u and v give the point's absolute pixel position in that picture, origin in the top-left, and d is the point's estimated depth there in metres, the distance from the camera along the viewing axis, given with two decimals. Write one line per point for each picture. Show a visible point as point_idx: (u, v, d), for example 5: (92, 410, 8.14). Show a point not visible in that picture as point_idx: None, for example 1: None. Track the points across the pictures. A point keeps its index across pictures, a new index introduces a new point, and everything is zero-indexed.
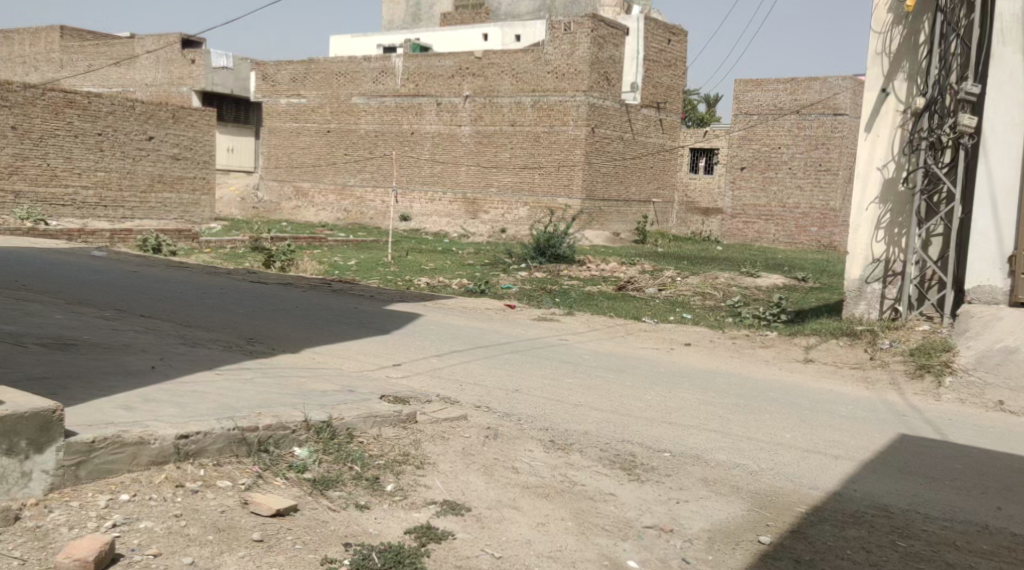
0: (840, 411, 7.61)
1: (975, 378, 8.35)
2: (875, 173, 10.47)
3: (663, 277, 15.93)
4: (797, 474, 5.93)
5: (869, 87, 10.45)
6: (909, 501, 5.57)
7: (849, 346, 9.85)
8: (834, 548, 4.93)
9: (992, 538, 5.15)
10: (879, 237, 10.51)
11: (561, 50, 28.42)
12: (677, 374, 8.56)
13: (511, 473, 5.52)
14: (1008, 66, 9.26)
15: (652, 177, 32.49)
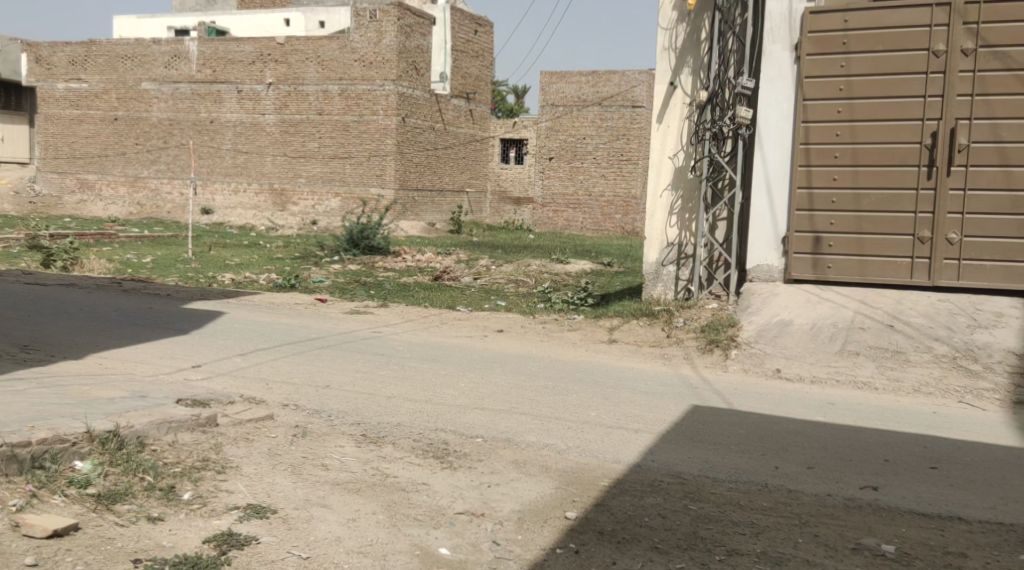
0: (640, 387, 8.01)
1: (758, 349, 8.97)
2: (666, 162, 11.03)
3: (477, 266, 16.14)
4: (600, 450, 6.21)
5: (659, 81, 11.02)
6: (700, 467, 5.95)
7: (648, 325, 10.34)
8: (634, 517, 5.21)
9: (772, 495, 5.59)
10: (672, 222, 11.08)
11: (367, 38, 28.17)
12: (490, 360, 8.73)
13: (320, 471, 5.51)
14: (778, 64, 10.09)
15: (464, 167, 32.75)
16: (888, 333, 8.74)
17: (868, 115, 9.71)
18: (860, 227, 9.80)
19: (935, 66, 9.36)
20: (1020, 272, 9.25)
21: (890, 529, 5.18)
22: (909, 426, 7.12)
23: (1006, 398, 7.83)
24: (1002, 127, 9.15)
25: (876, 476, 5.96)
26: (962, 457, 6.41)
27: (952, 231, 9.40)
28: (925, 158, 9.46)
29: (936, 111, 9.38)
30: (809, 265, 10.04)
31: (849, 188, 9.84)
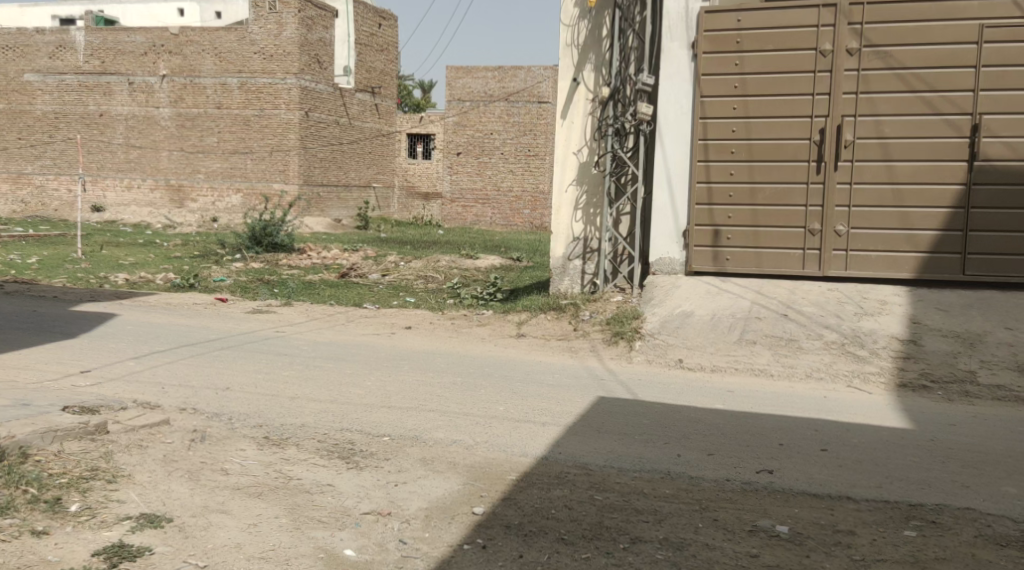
0: (548, 379, 8.08)
1: (661, 340, 9.12)
2: (571, 158, 11.10)
3: (385, 263, 15.99)
4: (507, 444, 6.23)
5: (562, 77, 11.06)
6: (606, 458, 6.03)
7: (555, 319, 10.42)
8: (541, 510, 5.24)
9: (674, 482, 5.69)
10: (577, 217, 11.17)
11: (267, 30, 27.68)
12: (397, 358, 8.67)
13: (219, 476, 5.39)
14: (676, 61, 10.26)
15: (371, 162, 32.38)
16: (783, 322, 9.00)
17: (761, 111, 9.96)
18: (755, 220, 10.08)
19: (823, 65, 9.72)
20: (902, 262, 9.71)
21: (783, 510, 5.34)
22: (803, 410, 7.35)
23: (891, 380, 8.16)
24: (884, 124, 9.61)
25: (771, 460, 6.13)
26: (851, 439, 6.65)
27: (839, 223, 9.80)
28: (814, 153, 9.82)
29: (824, 108, 9.75)
30: (709, 258, 10.26)
31: (745, 182, 10.09)
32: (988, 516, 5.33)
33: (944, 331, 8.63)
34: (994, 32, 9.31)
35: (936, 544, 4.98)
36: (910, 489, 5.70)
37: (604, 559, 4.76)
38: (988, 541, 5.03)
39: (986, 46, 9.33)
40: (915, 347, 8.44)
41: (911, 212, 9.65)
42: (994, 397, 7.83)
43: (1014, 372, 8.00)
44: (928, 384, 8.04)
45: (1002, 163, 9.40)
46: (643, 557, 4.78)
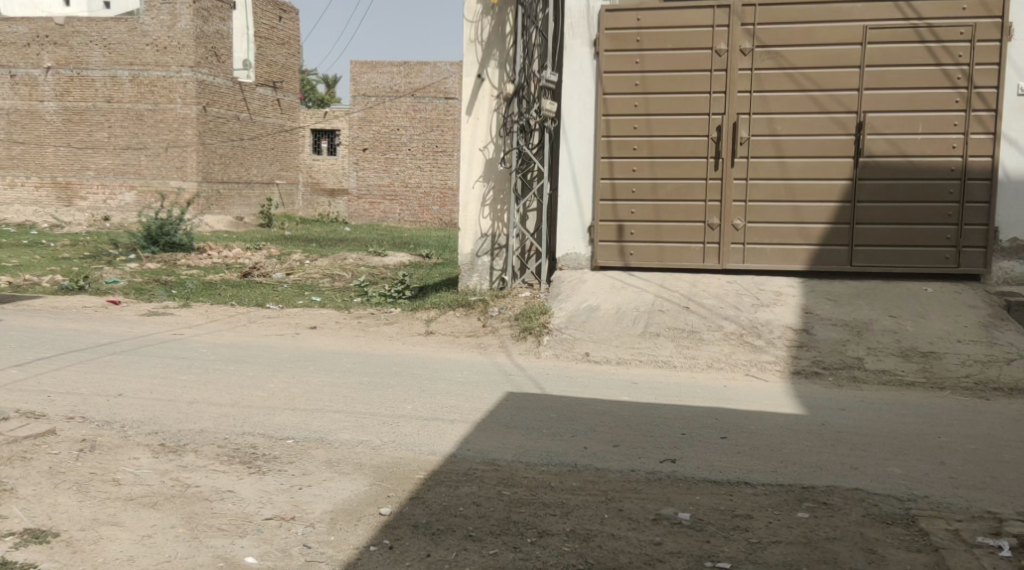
0: (457, 377, 8.04)
1: (568, 334, 9.16)
2: (478, 154, 10.99)
3: (289, 262, 15.66)
4: (414, 443, 6.17)
5: (467, 73, 10.93)
6: (514, 453, 6.03)
7: (463, 316, 10.38)
8: (449, 508, 5.21)
9: (580, 474, 5.73)
10: (484, 213, 11.08)
11: (160, 22, 26.84)
12: (301, 358, 8.51)
13: (110, 486, 5.21)
14: (578, 59, 10.34)
15: (274, 159, 31.77)
16: (685, 315, 9.17)
17: (661, 109, 10.12)
18: (658, 215, 10.24)
19: (718, 64, 9.94)
20: (796, 254, 10.00)
21: (686, 498, 5.43)
22: (705, 400, 7.50)
23: (786, 368, 8.40)
24: (777, 122, 9.89)
25: (674, 449, 6.23)
26: (749, 426, 6.81)
27: (737, 218, 10.05)
28: (712, 150, 10.03)
29: (720, 105, 9.97)
30: (615, 253, 10.37)
31: (647, 178, 10.23)
32: (875, 496, 5.53)
33: (834, 320, 8.97)
34: (878, 34, 9.66)
35: (827, 524, 5.14)
36: (803, 472, 5.87)
37: (511, 554, 4.76)
38: (876, 520, 5.22)
39: (870, 47, 9.68)
40: (808, 336, 8.74)
41: (803, 206, 9.95)
42: (880, 381, 8.16)
43: (897, 357, 8.40)
44: (820, 370, 8.31)
45: (886, 160, 9.79)
46: (551, 550, 4.80)
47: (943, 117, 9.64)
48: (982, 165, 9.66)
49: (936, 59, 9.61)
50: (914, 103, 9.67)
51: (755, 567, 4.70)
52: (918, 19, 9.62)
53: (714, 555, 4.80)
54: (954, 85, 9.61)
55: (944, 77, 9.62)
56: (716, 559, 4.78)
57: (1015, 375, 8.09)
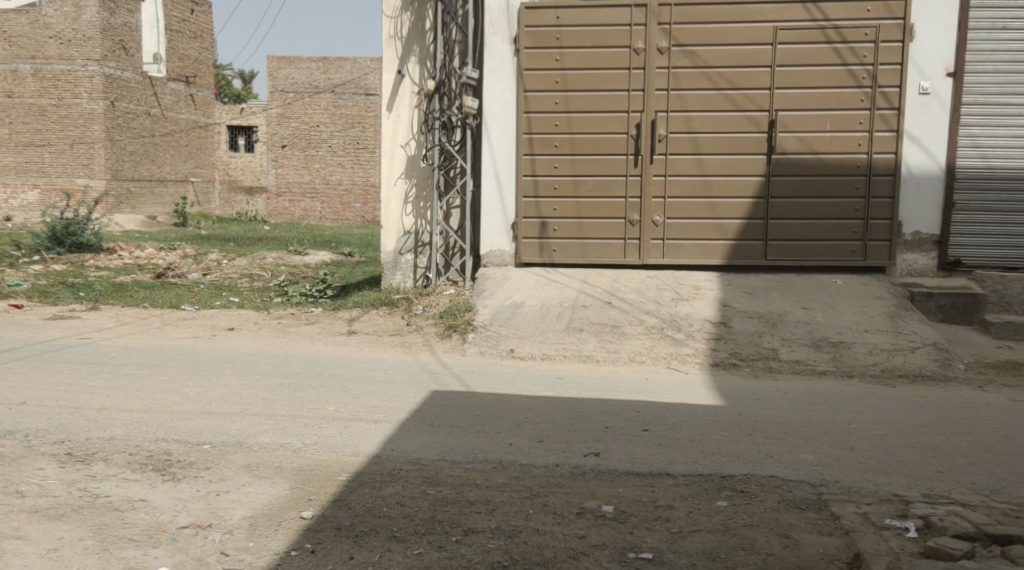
0: (380, 376, 7.93)
1: (492, 331, 9.10)
2: (399, 151, 10.83)
3: (205, 262, 15.29)
4: (336, 444, 6.06)
5: (386, 69, 10.73)
6: (438, 452, 5.96)
7: (386, 315, 10.25)
8: (372, 509, 5.12)
9: (505, 471, 5.70)
10: (407, 211, 10.90)
11: (63, 14, 25.91)
12: (217, 361, 8.31)
13: (14, 500, 5.03)
14: (498, 56, 10.29)
15: (188, 156, 31.07)
16: (607, 309, 9.23)
17: (581, 106, 10.16)
18: (579, 212, 10.27)
19: (637, 62, 10.02)
20: (713, 249, 10.14)
21: (609, 491, 5.44)
22: (628, 394, 7.53)
23: (705, 360, 8.50)
24: (693, 119, 10.01)
25: (597, 443, 6.24)
26: (671, 419, 6.85)
27: (656, 214, 10.15)
28: (631, 147, 10.11)
29: (639, 103, 10.06)
30: (537, 250, 10.36)
31: (569, 175, 10.25)
32: (790, 482, 5.63)
33: (750, 313, 9.14)
34: (788, 34, 9.87)
35: (745, 512, 5.20)
36: (721, 462, 5.93)
37: (435, 553, 4.70)
38: (791, 505, 5.31)
39: (781, 47, 9.88)
40: (725, 329, 8.87)
41: (720, 202, 10.09)
42: (794, 370, 8.33)
43: (810, 348, 8.59)
44: (737, 361, 8.44)
45: (797, 157, 10.00)
46: (475, 548, 4.75)
47: (849, 115, 9.90)
48: (887, 161, 9.94)
49: (843, 59, 9.86)
50: (823, 102, 9.90)
51: (676, 556, 4.74)
52: (825, 20, 9.85)
53: (636, 546, 4.82)
54: (859, 85, 9.87)
55: (850, 77, 9.87)
56: (639, 550, 4.79)
57: (920, 363, 8.36)
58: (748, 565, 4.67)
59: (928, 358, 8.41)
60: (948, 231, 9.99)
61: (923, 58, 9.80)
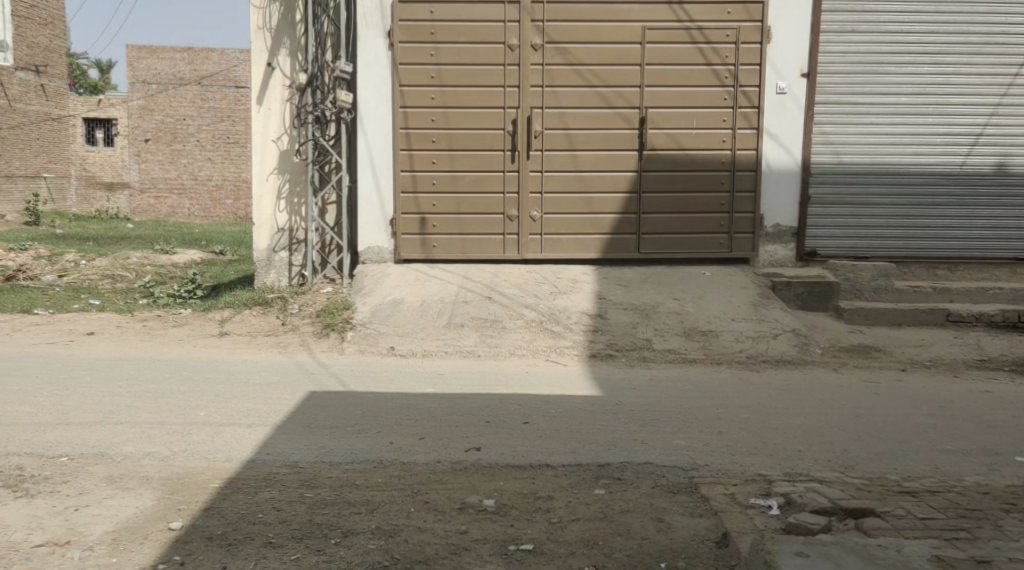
0: (253, 378, 7.71)
1: (371, 329, 8.94)
2: (271, 145, 10.44)
3: (62, 263, 14.55)
4: (208, 450, 5.85)
5: (255, 61, 10.36)
6: (316, 454, 5.83)
7: (260, 315, 9.93)
8: (246, 515, 4.96)
9: (386, 470, 5.62)
10: (281, 207, 10.54)
11: None
12: (75, 368, 7.92)
13: None
14: (372, 50, 10.11)
15: (40, 150, 29.16)
16: (488, 304, 9.23)
17: (458, 101, 10.11)
18: (458, 208, 10.23)
19: (511, 59, 10.04)
20: (590, 243, 10.28)
21: (490, 485, 5.43)
22: (508, 387, 7.55)
23: (583, 352, 8.60)
24: (568, 115, 10.12)
25: (479, 437, 6.23)
26: (550, 410, 6.92)
27: (534, 209, 10.21)
28: (508, 143, 10.13)
29: (514, 99, 10.09)
30: (418, 246, 10.28)
31: (447, 171, 10.19)
32: (663, 467, 5.75)
33: (624, 304, 9.30)
34: (655, 34, 10.09)
35: (622, 498, 5.28)
36: (599, 451, 6.01)
37: (314, 557, 4.58)
38: (664, 490, 5.41)
39: (649, 46, 10.10)
40: (601, 321, 9.00)
41: (596, 197, 10.24)
42: (667, 359, 8.52)
43: (681, 337, 8.81)
44: (613, 352, 8.58)
45: (666, 153, 10.24)
46: (354, 549, 4.66)
47: (714, 113, 10.20)
48: (749, 158, 10.30)
49: (707, 60, 10.15)
50: (689, 100, 10.17)
51: (555, 546, 4.77)
52: (689, 21, 10.10)
53: (517, 538, 4.83)
54: (722, 84, 10.19)
55: (713, 77, 10.17)
56: (519, 542, 4.80)
57: (781, 348, 8.69)
58: (624, 551, 4.73)
59: (789, 344, 8.74)
60: (805, 224, 10.43)
61: (780, 59, 10.20)
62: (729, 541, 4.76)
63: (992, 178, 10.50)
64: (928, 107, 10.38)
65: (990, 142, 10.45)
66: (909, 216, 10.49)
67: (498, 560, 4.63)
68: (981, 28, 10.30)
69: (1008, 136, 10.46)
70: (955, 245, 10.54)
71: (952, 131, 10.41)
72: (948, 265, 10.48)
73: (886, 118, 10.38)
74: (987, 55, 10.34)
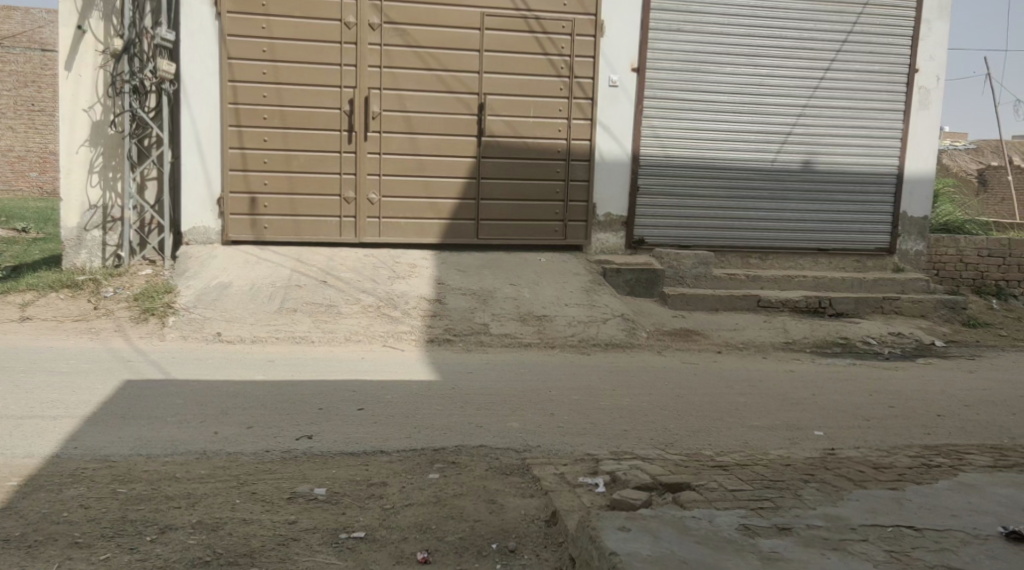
0: (61, 367, 7.30)
1: (196, 314, 8.62)
2: (81, 115, 9.77)
3: None
4: (7, 446, 5.51)
5: (64, 22, 9.63)
6: (131, 447, 5.60)
7: (70, 298, 9.29)
8: (50, 515, 4.71)
9: (209, 461, 5.46)
10: (93, 182, 9.88)
11: None
12: None
13: None
14: (197, 18, 9.70)
15: None
16: (322, 289, 9.11)
17: (292, 79, 9.84)
18: (291, 188, 9.99)
19: (347, 37, 9.86)
20: (429, 227, 10.28)
21: (321, 473, 5.36)
22: (338, 373, 7.47)
23: (421, 337, 8.59)
24: (406, 98, 10.06)
25: (310, 425, 6.14)
26: (385, 396, 6.89)
27: (371, 191, 10.11)
28: (344, 123, 9.97)
29: (351, 78, 9.92)
30: (246, 227, 9.97)
31: (280, 149, 9.93)
32: (496, 450, 5.84)
33: (461, 290, 9.36)
34: (493, 21, 10.15)
35: (455, 482, 5.33)
36: (433, 435, 6.04)
37: (127, 556, 4.40)
38: (497, 472, 5.50)
39: (487, 32, 10.15)
40: (439, 306, 9.03)
41: (433, 181, 10.24)
42: (503, 344, 8.64)
43: (517, 322, 8.93)
44: (451, 337, 8.61)
45: (504, 140, 10.35)
46: (173, 546, 4.49)
47: (550, 102, 10.39)
48: (583, 147, 10.56)
49: (544, 50, 10.31)
50: (526, 89, 10.32)
51: (388, 533, 4.75)
52: (527, 10, 10.23)
53: (348, 526, 4.79)
54: (558, 75, 10.38)
55: (550, 67, 10.35)
56: (351, 530, 4.76)
57: (610, 332, 8.97)
58: (456, 534, 4.77)
59: (617, 328, 9.04)
60: (634, 213, 10.79)
61: (612, 52, 10.49)
62: (558, 520, 4.88)
63: (799, 173, 11.17)
64: (746, 106, 10.92)
65: (798, 141, 11.10)
66: (728, 208, 11.02)
67: (328, 549, 4.58)
68: (793, 33, 10.91)
69: (814, 135, 11.15)
70: (768, 236, 11.17)
71: (765, 129, 10.99)
72: (760, 255, 11.09)
73: (707, 115, 10.85)
74: (797, 58, 10.97)
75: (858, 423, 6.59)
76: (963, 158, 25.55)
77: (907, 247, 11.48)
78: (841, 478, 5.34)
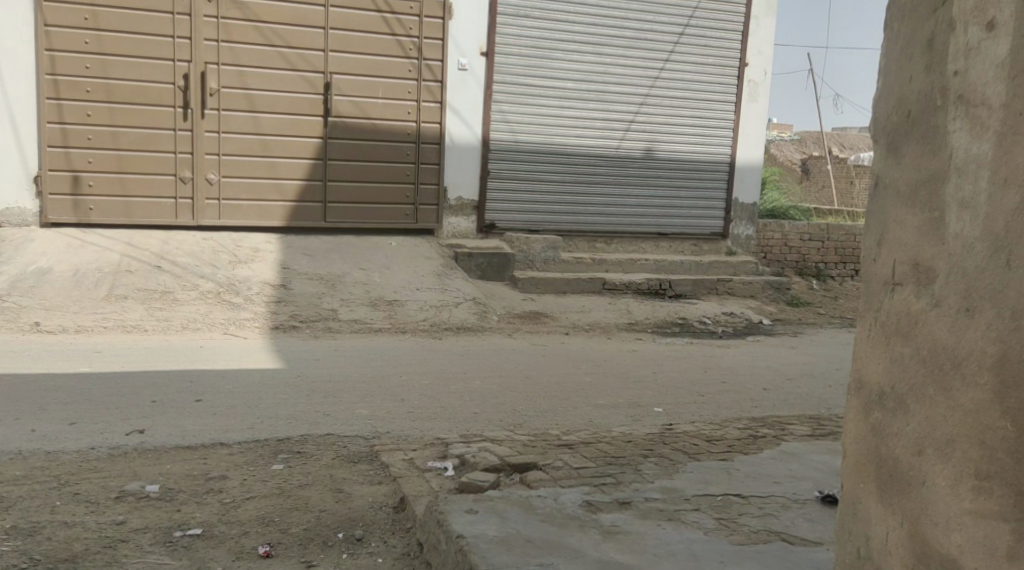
0: None
1: (10, 302, 8.07)
2: None
3: None
4: None
5: None
6: None
7: None
8: None
9: (25, 462, 5.15)
10: None
11: None
12: None
13: None
14: None
15: None
16: (156, 274, 8.75)
17: (119, 51, 9.33)
18: (121, 166, 9.52)
19: (181, 7, 9.43)
20: (272, 210, 10.04)
21: (154, 469, 5.17)
22: (173, 363, 7.18)
23: (264, 324, 8.36)
24: (247, 76, 9.74)
25: (142, 419, 5.90)
26: (225, 386, 6.67)
27: (210, 172, 9.78)
28: (179, 99, 9.57)
29: (186, 53, 9.51)
30: (70, 208, 9.42)
31: (106, 125, 9.42)
32: (344, 438, 5.76)
33: (309, 274, 9.18)
34: None
35: (300, 472, 5.23)
36: (278, 425, 5.91)
37: None
38: (344, 461, 5.44)
39: (332, 10, 9.92)
40: (285, 292, 8.82)
41: (277, 162, 9.99)
42: (353, 329, 8.51)
43: (366, 307, 8.84)
44: (297, 323, 8.42)
45: (350, 121, 10.18)
46: None
47: (398, 84, 10.29)
48: (431, 130, 10.51)
49: (391, 29, 10.17)
50: (372, 69, 10.17)
51: (226, 528, 4.60)
52: None
53: (183, 524, 4.60)
54: (406, 56, 10.28)
55: (397, 47, 10.23)
56: (186, 527, 4.58)
57: (461, 316, 8.99)
58: (301, 525, 4.67)
59: (468, 312, 9.08)
60: (484, 197, 10.84)
61: (460, 33, 10.45)
62: (406, 506, 4.85)
63: (641, 160, 11.50)
64: (591, 93, 11.12)
65: (640, 129, 11.42)
66: (574, 193, 11.22)
67: (160, 549, 4.36)
68: (636, 23, 11.15)
69: (654, 124, 11.49)
70: (611, 221, 11.45)
71: (609, 116, 11.24)
72: (604, 239, 11.37)
73: (555, 100, 10.98)
74: (638, 49, 11.22)
75: (693, 399, 6.85)
76: (790, 149, 26.79)
77: (739, 231, 12.03)
78: (678, 452, 5.53)
